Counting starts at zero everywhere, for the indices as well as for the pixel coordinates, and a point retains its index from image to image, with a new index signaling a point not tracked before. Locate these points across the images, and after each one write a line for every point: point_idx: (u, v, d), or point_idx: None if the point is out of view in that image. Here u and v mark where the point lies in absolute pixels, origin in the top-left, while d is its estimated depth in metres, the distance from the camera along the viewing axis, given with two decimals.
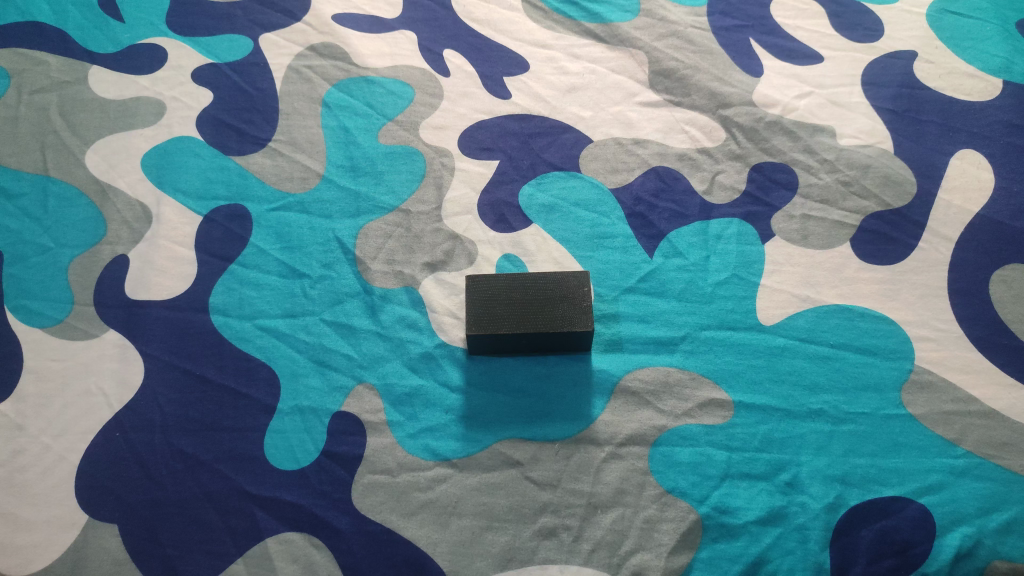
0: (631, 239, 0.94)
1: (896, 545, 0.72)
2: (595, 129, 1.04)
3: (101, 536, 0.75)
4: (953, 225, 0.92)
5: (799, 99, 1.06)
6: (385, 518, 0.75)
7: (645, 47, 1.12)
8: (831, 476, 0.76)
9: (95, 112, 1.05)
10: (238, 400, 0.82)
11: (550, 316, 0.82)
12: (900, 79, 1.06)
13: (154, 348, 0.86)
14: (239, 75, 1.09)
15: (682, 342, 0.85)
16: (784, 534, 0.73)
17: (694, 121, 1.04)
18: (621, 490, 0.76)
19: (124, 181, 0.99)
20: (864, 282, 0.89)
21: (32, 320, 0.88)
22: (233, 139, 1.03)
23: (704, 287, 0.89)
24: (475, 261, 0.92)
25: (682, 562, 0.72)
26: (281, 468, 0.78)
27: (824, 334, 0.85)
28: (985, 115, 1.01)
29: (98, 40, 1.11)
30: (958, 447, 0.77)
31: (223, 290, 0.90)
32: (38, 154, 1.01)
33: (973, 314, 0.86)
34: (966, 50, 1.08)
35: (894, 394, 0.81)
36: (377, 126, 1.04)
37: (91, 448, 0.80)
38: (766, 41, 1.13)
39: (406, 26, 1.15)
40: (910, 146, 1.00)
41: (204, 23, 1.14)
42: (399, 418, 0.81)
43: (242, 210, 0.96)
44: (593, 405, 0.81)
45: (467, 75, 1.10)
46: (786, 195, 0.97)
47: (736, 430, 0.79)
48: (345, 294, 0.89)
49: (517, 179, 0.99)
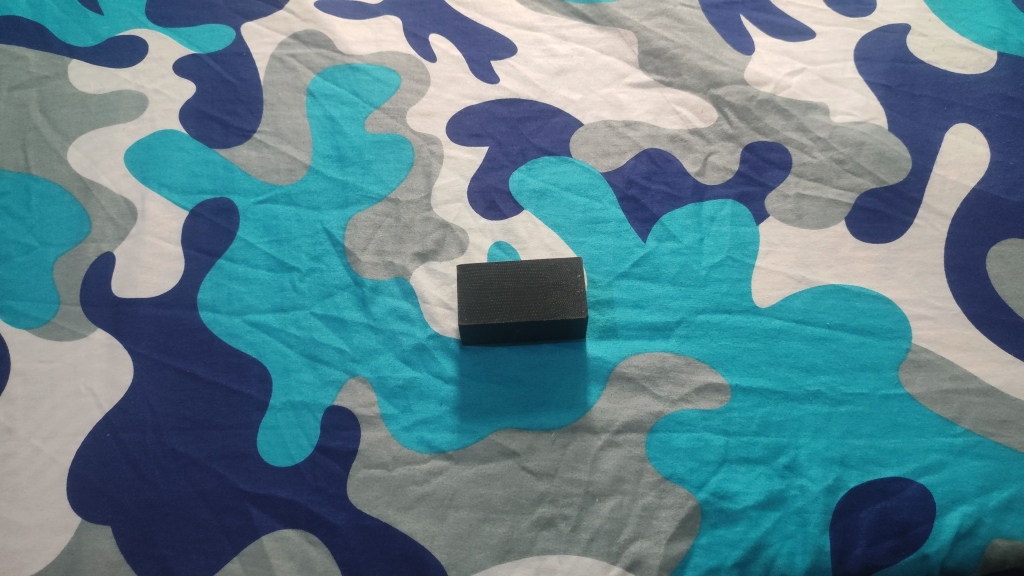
0: (624, 223, 0.92)
1: (895, 526, 0.72)
2: (586, 112, 1.02)
3: (95, 539, 0.74)
4: (949, 201, 0.91)
5: (791, 76, 1.04)
6: (381, 512, 0.75)
7: (634, 26, 1.10)
8: (830, 458, 0.76)
9: (76, 107, 1.03)
10: (230, 397, 0.81)
11: (543, 304, 0.80)
12: (894, 53, 1.04)
13: (142, 346, 0.85)
14: (222, 65, 1.07)
15: (677, 326, 0.84)
16: (784, 518, 0.73)
17: (685, 101, 1.03)
18: (619, 478, 0.75)
19: (107, 177, 0.97)
20: (860, 262, 0.88)
21: (19, 321, 0.87)
22: (217, 131, 1.01)
23: (699, 271, 0.88)
24: (466, 249, 0.90)
25: (681, 549, 0.72)
26: (275, 465, 0.77)
27: (820, 315, 0.84)
28: (980, 88, 1.00)
29: (77, 34, 1.09)
30: (957, 426, 0.77)
31: (211, 286, 0.89)
32: (19, 151, 0.99)
33: (970, 291, 0.85)
34: (959, 23, 1.06)
35: (893, 373, 0.80)
36: (364, 114, 1.02)
37: (83, 449, 0.79)
38: (757, 17, 1.11)
39: (390, 11, 1.12)
40: (906, 121, 0.98)
41: (184, 14, 1.11)
42: (394, 411, 0.80)
43: (228, 204, 0.95)
44: (589, 392, 0.80)
45: (454, 60, 1.07)
46: (780, 174, 0.95)
47: (734, 414, 0.78)
48: (335, 286, 0.88)
49: (507, 165, 0.98)
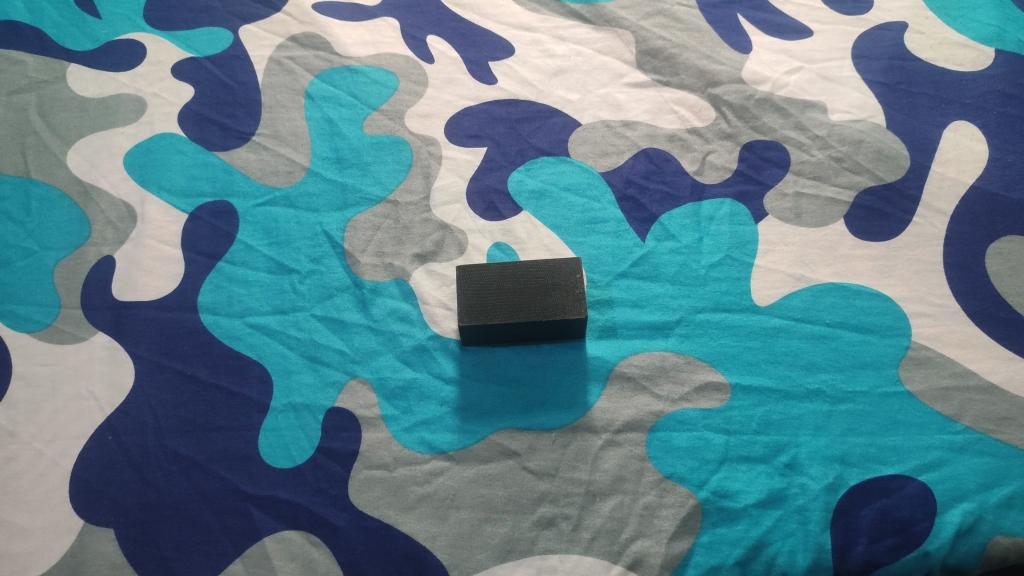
0: (623, 223, 0.92)
1: (896, 524, 0.72)
2: (585, 112, 1.03)
3: (97, 542, 0.74)
4: (948, 198, 0.91)
5: (788, 75, 1.04)
6: (383, 513, 0.75)
7: (631, 26, 1.11)
8: (830, 456, 0.76)
9: (75, 111, 1.03)
10: (231, 399, 0.81)
11: (543, 304, 0.80)
12: (891, 51, 1.04)
13: (143, 349, 0.85)
14: (220, 68, 1.07)
15: (677, 326, 0.84)
16: (784, 516, 0.73)
17: (683, 101, 1.03)
18: (620, 477, 0.76)
19: (107, 181, 0.97)
20: (859, 259, 0.88)
21: (19, 325, 0.87)
22: (216, 134, 1.01)
23: (698, 270, 0.88)
24: (465, 250, 0.90)
25: (683, 547, 0.72)
26: (277, 466, 0.77)
27: (820, 313, 0.84)
28: (977, 85, 1.00)
29: (75, 38, 1.09)
30: (957, 423, 0.77)
31: (211, 288, 0.89)
32: (18, 156, 0.99)
33: (969, 288, 0.85)
34: (956, 20, 1.06)
35: (892, 370, 0.80)
36: (362, 116, 1.02)
37: (84, 452, 0.79)
38: (754, 16, 1.11)
39: (388, 13, 1.13)
40: (904, 119, 0.98)
41: (183, 17, 1.12)
42: (394, 412, 0.80)
43: (228, 206, 0.95)
44: (589, 392, 0.80)
45: (452, 61, 1.08)
46: (778, 173, 0.95)
47: (734, 413, 0.78)
48: (335, 288, 0.88)
49: (506, 165, 0.98)
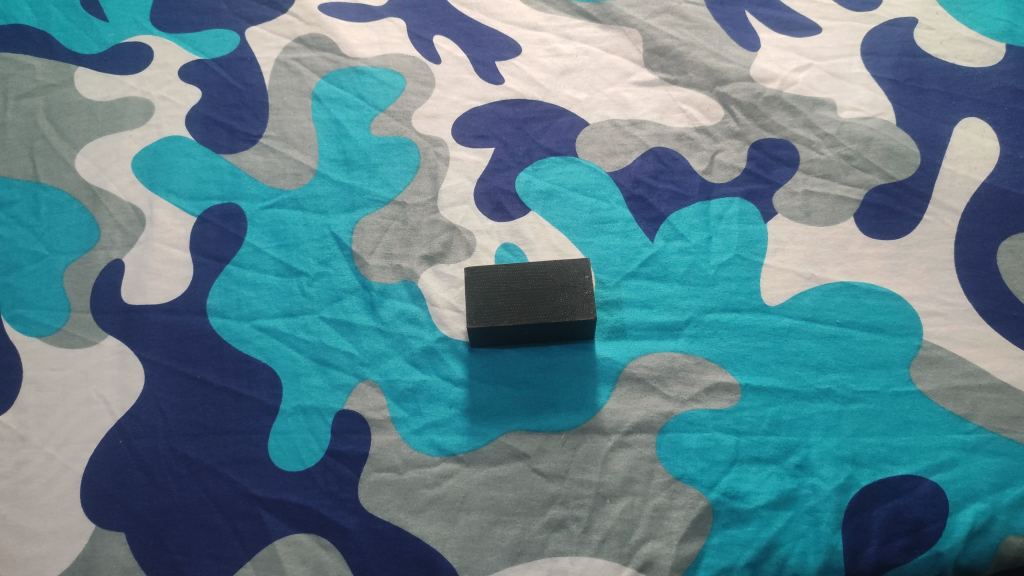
0: (632, 223, 0.92)
1: (908, 524, 0.71)
2: (592, 111, 1.02)
3: (109, 545, 0.75)
4: (959, 196, 0.91)
5: (797, 72, 1.03)
6: (393, 516, 0.75)
7: (638, 24, 1.10)
8: (841, 457, 0.75)
9: (83, 114, 1.03)
10: (240, 402, 0.82)
11: (551, 306, 0.80)
12: (900, 48, 1.04)
13: (152, 353, 0.85)
14: (227, 70, 1.07)
15: (686, 326, 0.84)
16: (796, 517, 0.72)
17: (691, 99, 1.02)
18: (629, 479, 0.75)
19: (114, 185, 0.97)
20: (869, 258, 0.87)
21: (30, 329, 0.87)
22: (224, 136, 1.01)
23: (707, 269, 0.88)
24: (473, 252, 0.90)
25: (693, 549, 0.72)
26: (286, 470, 0.78)
27: (830, 313, 0.84)
28: (988, 81, 0.99)
29: (83, 42, 1.09)
30: (969, 423, 0.76)
31: (220, 291, 0.89)
32: (27, 160, 0.99)
33: (981, 286, 0.84)
34: (967, 16, 1.05)
35: (903, 370, 0.80)
36: (369, 117, 1.02)
37: (95, 455, 0.80)
38: (762, 13, 1.10)
39: (394, 13, 1.12)
40: (914, 116, 0.98)
41: (189, 19, 1.12)
42: (403, 414, 0.80)
43: (235, 209, 0.95)
44: (598, 393, 0.80)
45: (458, 61, 1.07)
46: (787, 171, 0.95)
47: (744, 414, 0.78)
48: (343, 290, 0.88)
49: (513, 166, 0.97)
